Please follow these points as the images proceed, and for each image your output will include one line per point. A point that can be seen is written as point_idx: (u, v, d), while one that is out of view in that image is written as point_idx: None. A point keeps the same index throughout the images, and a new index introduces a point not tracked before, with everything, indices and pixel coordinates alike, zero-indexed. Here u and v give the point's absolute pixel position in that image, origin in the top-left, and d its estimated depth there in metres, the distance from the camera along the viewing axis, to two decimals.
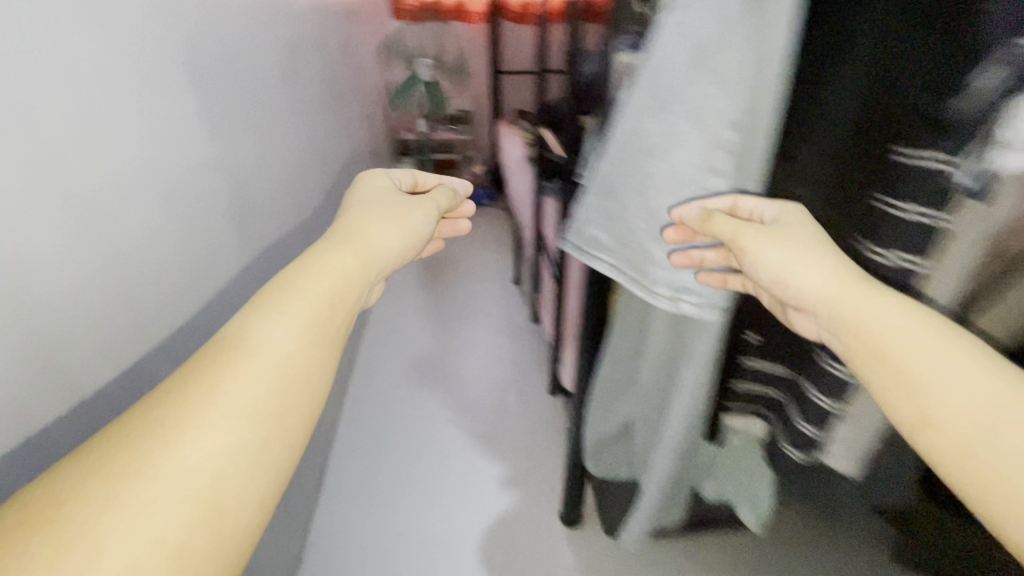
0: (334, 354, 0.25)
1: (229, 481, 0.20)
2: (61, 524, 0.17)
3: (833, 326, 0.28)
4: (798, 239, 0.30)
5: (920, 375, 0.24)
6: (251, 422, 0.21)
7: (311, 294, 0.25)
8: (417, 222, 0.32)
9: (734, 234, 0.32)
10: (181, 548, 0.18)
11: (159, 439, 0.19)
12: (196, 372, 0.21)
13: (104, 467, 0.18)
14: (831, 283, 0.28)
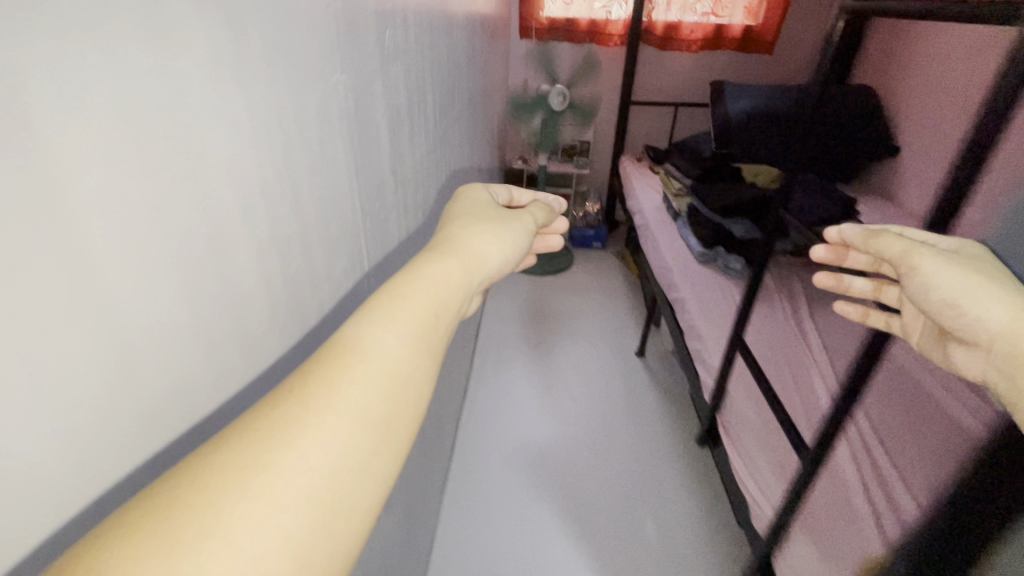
0: (432, 362, 0.26)
1: (346, 485, 0.21)
2: (199, 516, 0.18)
3: (1006, 363, 0.31)
4: (975, 268, 0.34)
5: None
6: (363, 427, 0.22)
7: (417, 305, 0.26)
8: (514, 237, 0.33)
9: (903, 252, 0.36)
10: (302, 550, 0.19)
11: (288, 434, 0.20)
12: (317, 375, 0.23)
13: (240, 455, 0.20)
14: (1015, 319, 0.31)
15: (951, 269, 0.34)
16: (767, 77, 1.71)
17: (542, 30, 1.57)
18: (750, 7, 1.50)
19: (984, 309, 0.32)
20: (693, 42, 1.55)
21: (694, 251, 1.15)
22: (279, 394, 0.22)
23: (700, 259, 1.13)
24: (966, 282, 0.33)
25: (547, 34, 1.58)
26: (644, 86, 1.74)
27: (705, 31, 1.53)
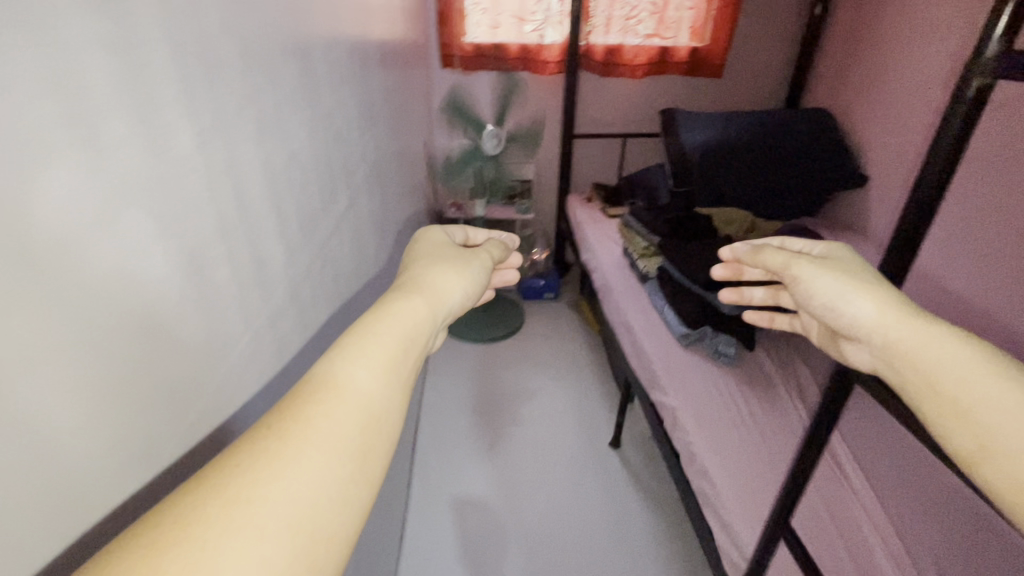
0: (403, 394, 0.28)
1: (320, 512, 0.22)
2: (181, 555, 0.18)
3: (884, 354, 0.36)
4: (847, 272, 0.40)
5: (943, 381, 0.32)
6: (333, 458, 0.23)
7: (387, 341, 0.28)
8: (473, 274, 0.37)
9: (785, 264, 0.43)
10: None
11: (267, 470, 0.22)
12: (295, 412, 0.24)
13: (213, 490, 0.21)
14: (885, 315, 0.36)
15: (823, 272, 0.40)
16: (722, 100, 1.82)
17: (469, 58, 1.64)
18: (693, 27, 1.60)
19: (854, 305, 0.38)
20: (636, 66, 1.63)
21: (675, 328, 1.09)
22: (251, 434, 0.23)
23: (682, 340, 1.07)
24: (839, 284, 0.39)
25: (473, 63, 1.65)
26: (588, 115, 1.83)
27: (648, 56, 1.62)
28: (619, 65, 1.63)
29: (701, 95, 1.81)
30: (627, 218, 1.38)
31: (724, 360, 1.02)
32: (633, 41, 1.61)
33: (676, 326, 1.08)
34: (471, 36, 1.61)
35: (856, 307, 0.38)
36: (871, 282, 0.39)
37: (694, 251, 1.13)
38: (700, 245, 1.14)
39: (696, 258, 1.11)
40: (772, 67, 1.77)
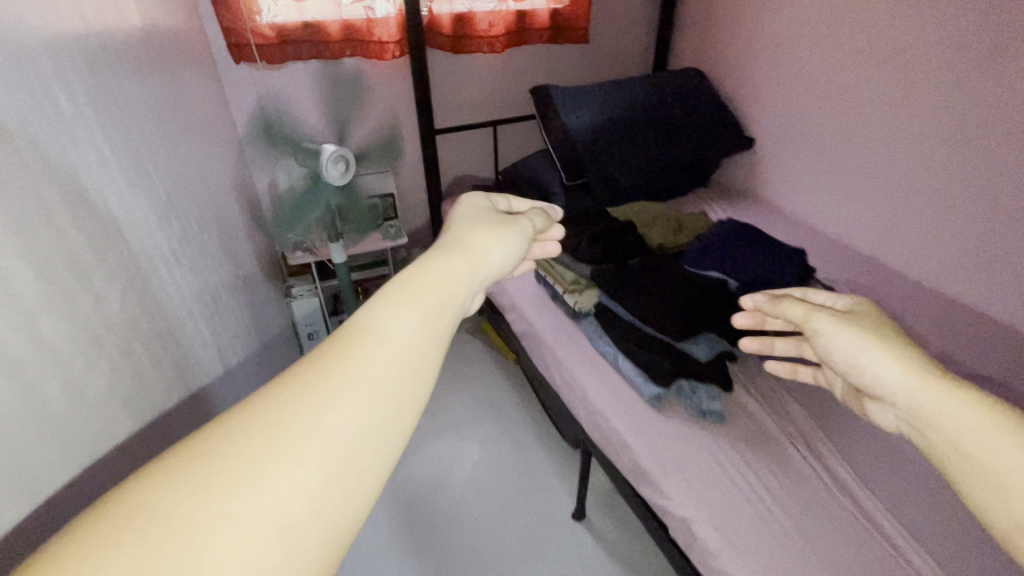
0: (439, 345, 0.28)
1: (358, 450, 0.22)
2: (227, 469, 0.20)
3: (909, 417, 0.35)
4: (866, 327, 0.40)
5: (978, 453, 0.30)
6: (371, 400, 0.24)
7: (426, 296, 0.29)
8: (513, 240, 0.37)
9: (806, 316, 0.43)
10: (320, 502, 0.21)
11: (305, 402, 0.23)
12: (335, 352, 0.25)
13: (253, 424, 0.22)
14: (909, 376, 0.35)
15: (844, 327, 0.41)
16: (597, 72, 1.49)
17: (274, 47, 1.09)
18: None
19: (876, 363, 0.38)
20: (495, 38, 1.21)
21: (641, 389, 0.82)
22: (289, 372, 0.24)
23: (654, 405, 0.80)
24: (861, 340, 0.39)
25: (278, 55, 1.10)
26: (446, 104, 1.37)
27: (506, 23, 1.21)
28: (473, 36, 1.20)
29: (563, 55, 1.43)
30: None
31: (712, 420, 0.78)
32: (484, 2, 1.18)
33: (650, 389, 0.80)
34: (267, 13, 1.05)
35: (878, 363, 0.37)
36: (896, 340, 0.38)
37: (650, 289, 0.87)
38: (643, 269, 0.92)
39: (646, 291, 0.88)
40: (631, 33, 1.47)
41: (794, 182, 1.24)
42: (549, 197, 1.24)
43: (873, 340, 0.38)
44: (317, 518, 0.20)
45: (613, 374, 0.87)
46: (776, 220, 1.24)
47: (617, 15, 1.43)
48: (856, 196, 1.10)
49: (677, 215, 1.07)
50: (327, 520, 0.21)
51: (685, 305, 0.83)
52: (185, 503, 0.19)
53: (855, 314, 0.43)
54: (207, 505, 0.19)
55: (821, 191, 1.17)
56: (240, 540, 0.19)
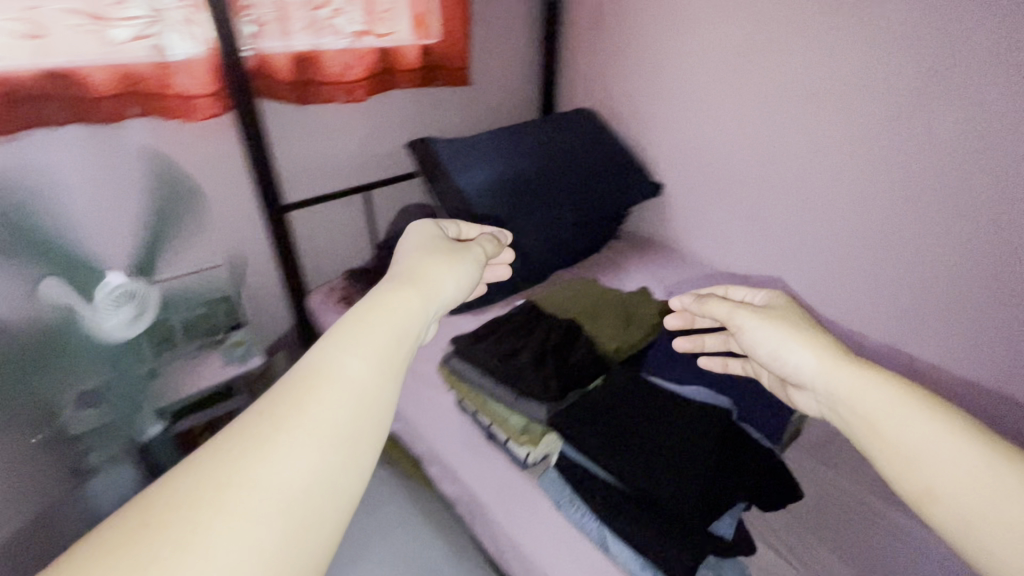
0: (396, 381, 0.29)
1: (316, 494, 0.24)
2: (188, 522, 0.21)
3: (832, 403, 0.36)
4: (786, 320, 0.42)
5: (894, 437, 0.31)
6: (325, 440, 0.25)
7: (379, 332, 0.30)
8: (469, 268, 0.39)
9: (728, 313, 0.45)
10: (283, 551, 0.22)
11: (262, 447, 0.24)
12: (291, 396, 0.26)
13: (213, 473, 0.23)
14: (823, 363, 0.37)
15: (766, 321, 0.43)
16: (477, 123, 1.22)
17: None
18: (417, 16, 0.92)
19: (794, 355, 0.40)
20: (355, 84, 0.88)
21: None
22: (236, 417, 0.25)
23: None
24: (781, 331, 0.41)
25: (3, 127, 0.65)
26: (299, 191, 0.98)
27: (368, 63, 0.88)
28: (321, 84, 0.87)
29: (435, 106, 1.13)
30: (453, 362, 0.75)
31: None
32: (335, 41, 0.85)
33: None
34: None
35: (798, 354, 0.39)
36: (809, 329, 0.41)
37: (628, 433, 0.59)
38: (608, 393, 0.64)
39: (629, 435, 0.59)
40: (507, 76, 1.22)
41: (705, 223, 1.08)
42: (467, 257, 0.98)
43: (794, 334, 0.40)
44: (282, 564, 0.22)
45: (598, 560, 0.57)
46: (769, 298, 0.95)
47: (492, 46, 1.17)
48: (765, 252, 0.99)
49: (616, 303, 0.85)
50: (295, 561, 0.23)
51: (686, 459, 0.55)
52: (155, 558, 0.20)
53: (771, 306, 0.45)
54: (177, 554, 0.21)
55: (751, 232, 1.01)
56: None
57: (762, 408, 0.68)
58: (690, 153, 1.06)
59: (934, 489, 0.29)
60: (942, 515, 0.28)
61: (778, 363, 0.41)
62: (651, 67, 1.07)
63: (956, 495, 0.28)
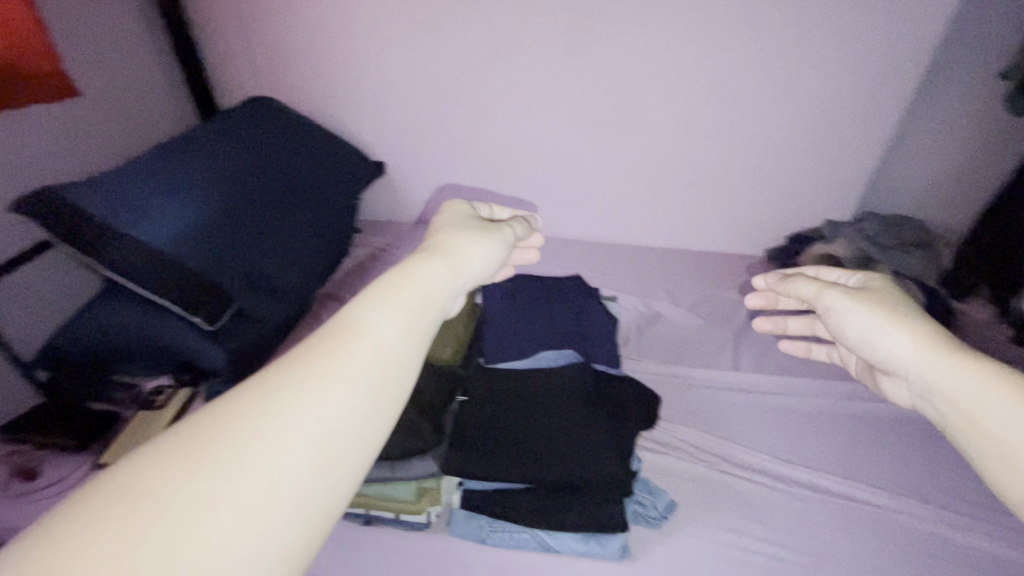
0: (418, 343, 0.42)
1: (367, 418, 0.37)
2: (225, 450, 0.32)
3: (925, 391, 0.50)
4: (880, 305, 0.56)
5: (990, 427, 0.43)
6: (360, 386, 0.38)
7: (408, 298, 0.43)
8: (496, 244, 0.56)
9: (818, 293, 0.61)
10: (307, 479, 0.33)
11: (292, 391, 0.36)
12: (327, 344, 0.39)
13: (242, 419, 0.34)
14: (916, 348, 0.51)
15: (854, 304, 0.57)
16: (126, 140, 1.55)
17: None
18: None
19: (888, 343, 0.54)
20: None
21: (585, 549, 0.89)
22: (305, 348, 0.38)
23: (597, 555, 0.89)
24: (873, 317, 0.55)
25: None
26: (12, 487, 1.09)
27: None
28: None
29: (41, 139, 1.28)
30: None
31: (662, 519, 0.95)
32: None
33: (611, 545, 0.89)
34: None
35: (890, 343, 0.53)
36: (902, 318, 0.54)
37: (532, 442, 0.92)
38: (495, 415, 0.97)
39: (536, 436, 0.93)
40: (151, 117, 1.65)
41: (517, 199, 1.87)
42: (195, 353, 1.23)
43: (883, 322, 0.54)
44: (303, 490, 0.33)
45: (545, 552, 0.91)
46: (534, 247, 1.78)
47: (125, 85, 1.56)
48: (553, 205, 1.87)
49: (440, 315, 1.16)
50: (315, 493, 0.33)
51: (582, 447, 0.90)
52: (203, 474, 0.31)
53: (856, 289, 0.60)
54: (211, 479, 0.31)
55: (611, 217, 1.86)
56: (287, 458, 0.33)
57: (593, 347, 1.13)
58: (402, 138, 1.84)
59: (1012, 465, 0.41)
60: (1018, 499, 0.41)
61: (870, 348, 0.56)
62: (285, 78, 1.77)
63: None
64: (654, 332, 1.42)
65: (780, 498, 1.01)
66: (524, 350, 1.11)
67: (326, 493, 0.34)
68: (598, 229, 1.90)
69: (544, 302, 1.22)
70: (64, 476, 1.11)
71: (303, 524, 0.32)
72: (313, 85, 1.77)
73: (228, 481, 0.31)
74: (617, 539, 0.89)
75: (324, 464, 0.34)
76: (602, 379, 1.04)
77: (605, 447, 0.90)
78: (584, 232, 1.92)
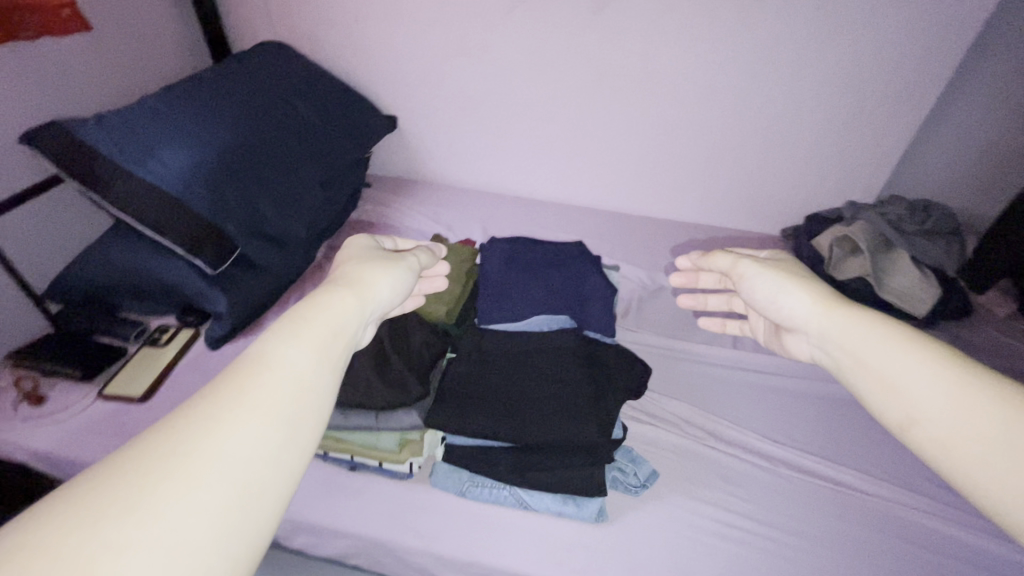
0: (327, 377, 0.49)
1: (283, 448, 0.43)
2: (134, 492, 0.36)
3: (825, 346, 0.65)
4: (775, 272, 0.75)
5: (884, 374, 0.55)
6: (274, 418, 0.44)
7: (317, 335, 0.51)
8: (402, 274, 0.68)
9: (734, 266, 0.80)
10: (225, 506, 0.38)
11: (206, 430, 0.40)
12: (237, 385, 0.44)
13: (154, 461, 0.38)
14: (810, 306, 0.68)
15: (763, 272, 0.76)
16: (139, 81, 1.54)
17: None
18: None
19: (790, 302, 0.71)
20: None
21: (563, 510, 0.91)
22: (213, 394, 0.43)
23: (576, 514, 0.91)
24: (777, 280, 0.73)
25: None
26: (18, 408, 1.13)
27: None
28: None
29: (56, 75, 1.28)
30: (340, 417, 0.92)
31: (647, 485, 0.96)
32: None
33: (588, 508, 0.90)
34: None
35: (791, 302, 0.71)
36: (798, 283, 0.72)
37: (515, 399, 0.93)
38: (483, 373, 0.97)
39: (526, 397, 0.93)
40: (164, 59, 1.64)
41: (530, 161, 1.84)
42: (202, 293, 1.26)
43: (787, 285, 0.72)
44: (223, 517, 0.37)
45: (525, 509, 0.92)
46: (546, 218, 1.76)
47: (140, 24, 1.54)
48: (567, 171, 1.83)
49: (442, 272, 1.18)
50: (233, 518, 0.38)
51: (565, 407, 0.90)
52: (114, 514, 0.34)
53: (764, 262, 0.79)
54: (119, 518, 0.34)
55: (627, 186, 1.82)
56: (205, 489, 0.37)
57: (589, 314, 1.11)
58: (415, 92, 1.79)
59: (902, 410, 0.52)
60: (908, 433, 0.52)
61: (776, 306, 0.73)
62: (299, 24, 1.73)
63: (912, 411, 0.51)
64: (656, 304, 1.40)
65: (764, 476, 1.01)
66: (517, 311, 1.10)
67: (249, 523, 0.39)
68: (611, 199, 1.86)
69: (544, 265, 1.21)
70: (67, 404, 1.14)
71: (232, 555, 0.37)
72: (325, 31, 1.72)
73: (146, 514, 0.35)
74: (594, 502, 0.90)
75: (246, 497, 0.39)
76: (593, 345, 1.03)
77: (589, 409, 0.90)
78: (597, 202, 1.89)
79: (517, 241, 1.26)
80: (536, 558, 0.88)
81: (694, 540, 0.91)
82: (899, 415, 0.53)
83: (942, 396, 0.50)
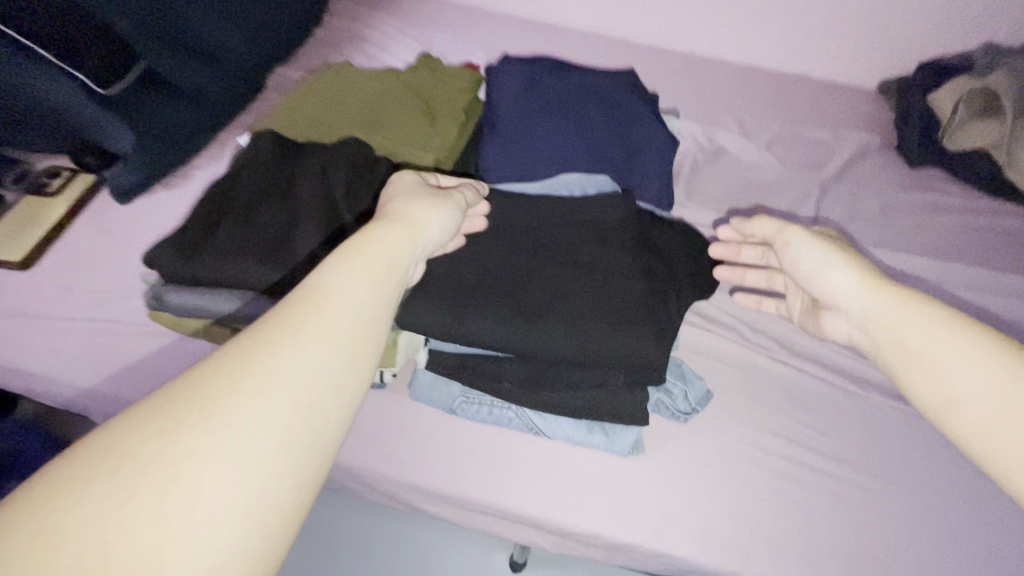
0: (388, 304, 0.41)
1: (344, 375, 0.36)
2: (194, 411, 0.30)
3: (864, 326, 0.51)
4: (828, 245, 0.55)
5: (929, 360, 0.44)
6: (336, 339, 0.36)
7: (371, 259, 0.41)
8: (451, 209, 0.53)
9: (781, 229, 0.58)
10: (286, 438, 0.32)
11: (265, 348, 0.34)
12: (293, 303, 0.37)
13: (215, 378, 0.32)
14: (858, 281, 0.51)
15: (812, 240, 0.56)
16: None
17: None
18: None
19: (834, 277, 0.53)
20: None
21: (586, 440, 0.68)
22: (275, 308, 0.36)
23: (603, 444, 0.68)
24: (825, 250, 0.54)
25: None
26: None
27: None
28: None
29: None
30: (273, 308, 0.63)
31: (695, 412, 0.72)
32: None
33: (621, 439, 0.67)
34: None
35: (836, 275, 0.53)
36: (850, 255, 0.54)
37: (535, 294, 0.64)
38: (488, 254, 0.67)
39: (546, 296, 0.64)
40: None
41: None
42: (99, 125, 0.91)
43: (835, 257, 0.54)
44: (287, 450, 0.31)
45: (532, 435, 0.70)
46: (571, 51, 1.33)
47: None
48: None
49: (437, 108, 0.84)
50: (297, 453, 0.32)
51: (602, 311, 0.63)
52: (174, 433, 0.29)
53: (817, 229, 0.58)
54: (181, 435, 0.29)
55: (683, 13, 1.35)
56: (268, 414, 0.31)
57: (643, 173, 0.80)
58: None
59: (946, 400, 0.42)
60: (949, 425, 0.42)
61: (817, 280, 0.55)
62: None
63: (957, 398, 0.41)
64: (714, 172, 1.07)
65: (845, 400, 0.77)
66: (539, 167, 0.77)
67: (315, 447, 0.33)
68: (658, 33, 1.40)
69: (577, 101, 0.85)
70: None
71: (296, 480, 0.32)
72: None
73: (209, 436, 0.30)
74: (629, 433, 0.67)
75: (308, 419, 0.33)
76: (645, 218, 0.72)
77: (638, 316, 0.62)
78: (640, 35, 1.42)
79: (539, 65, 0.89)
80: (544, 494, 0.67)
81: (749, 480, 0.69)
82: (937, 398, 0.43)
83: (1003, 385, 0.40)
